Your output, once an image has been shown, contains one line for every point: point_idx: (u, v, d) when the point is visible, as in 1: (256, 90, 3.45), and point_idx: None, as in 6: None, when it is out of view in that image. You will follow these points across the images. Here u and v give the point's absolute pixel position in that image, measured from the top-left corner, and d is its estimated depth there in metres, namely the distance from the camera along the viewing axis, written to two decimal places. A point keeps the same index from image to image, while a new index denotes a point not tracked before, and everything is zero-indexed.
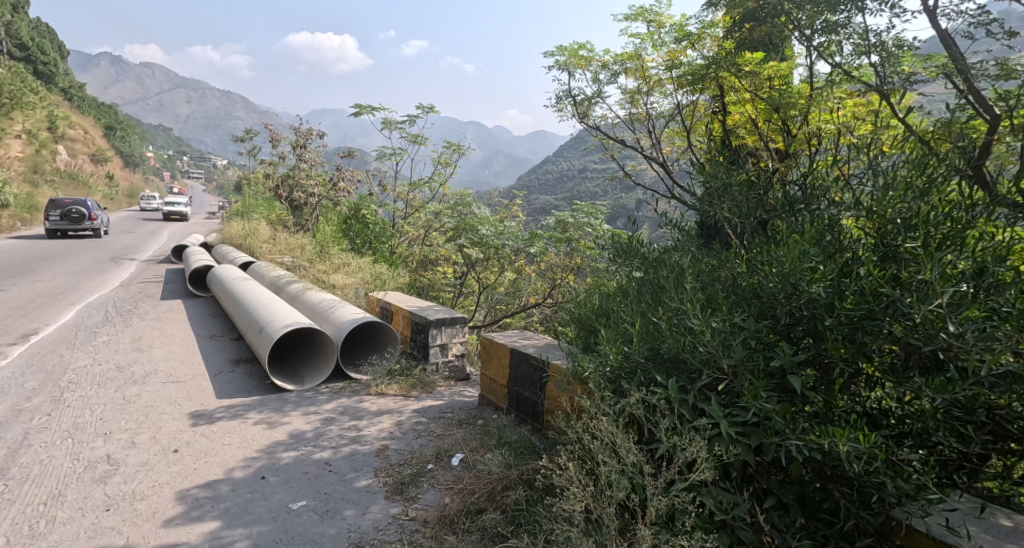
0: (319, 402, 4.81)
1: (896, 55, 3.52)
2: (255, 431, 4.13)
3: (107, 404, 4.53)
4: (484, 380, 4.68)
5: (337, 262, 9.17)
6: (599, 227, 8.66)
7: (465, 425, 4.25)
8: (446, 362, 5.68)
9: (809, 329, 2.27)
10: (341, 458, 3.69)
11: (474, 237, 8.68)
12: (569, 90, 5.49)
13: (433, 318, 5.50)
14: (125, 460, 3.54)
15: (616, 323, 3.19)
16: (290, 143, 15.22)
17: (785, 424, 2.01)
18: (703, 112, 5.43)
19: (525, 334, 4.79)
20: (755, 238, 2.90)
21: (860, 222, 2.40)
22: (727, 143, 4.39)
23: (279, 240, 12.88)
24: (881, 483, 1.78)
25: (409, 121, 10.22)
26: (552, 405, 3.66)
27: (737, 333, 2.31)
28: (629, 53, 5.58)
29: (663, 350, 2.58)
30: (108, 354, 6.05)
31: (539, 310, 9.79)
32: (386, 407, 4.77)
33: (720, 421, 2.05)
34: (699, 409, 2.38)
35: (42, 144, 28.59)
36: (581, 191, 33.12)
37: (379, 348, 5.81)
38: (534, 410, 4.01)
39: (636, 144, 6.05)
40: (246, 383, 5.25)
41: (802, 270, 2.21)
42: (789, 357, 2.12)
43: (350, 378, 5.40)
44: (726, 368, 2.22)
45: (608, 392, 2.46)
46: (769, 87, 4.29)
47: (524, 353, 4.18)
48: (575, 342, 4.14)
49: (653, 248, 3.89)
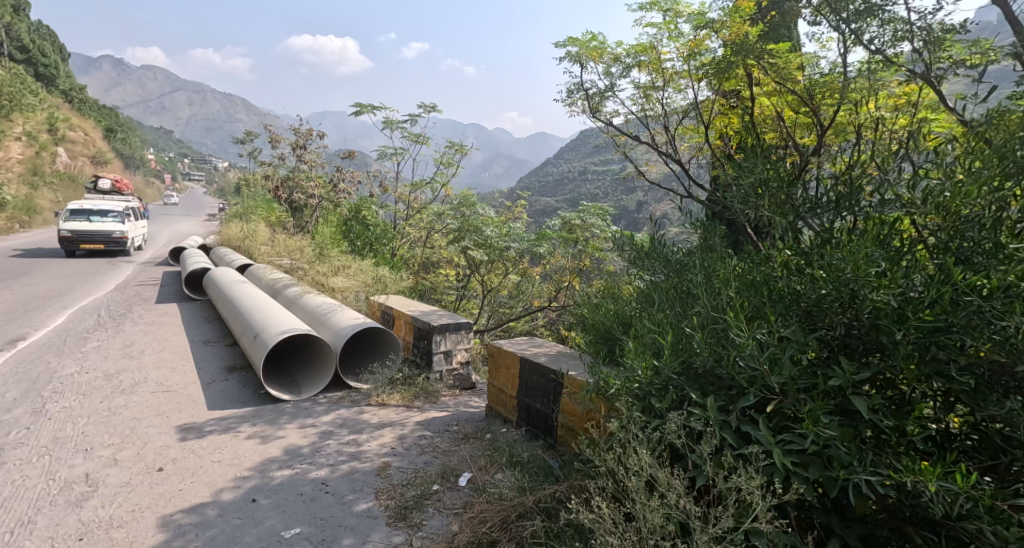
0: (317, 413, 4.53)
1: (940, 39, 3.27)
2: (248, 445, 3.85)
3: (91, 416, 4.25)
4: (491, 390, 4.41)
5: (337, 264, 8.91)
6: (607, 229, 8.40)
7: (473, 440, 3.98)
8: (450, 370, 5.42)
9: (870, 343, 2.01)
10: (339, 478, 3.41)
11: (478, 239, 8.35)
12: (581, 83, 5.21)
13: (437, 324, 5.24)
14: (106, 479, 3.26)
15: (640, 332, 2.93)
16: (289, 144, 14.92)
17: (851, 456, 1.77)
18: (721, 107, 5.18)
19: (535, 340, 4.53)
20: (794, 239, 2.63)
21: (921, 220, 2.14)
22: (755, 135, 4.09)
23: (278, 242, 12.57)
24: (978, 531, 1.53)
25: (410, 120, 9.97)
26: (570, 421, 3.41)
27: (789, 347, 2.07)
28: (644, 44, 5.32)
29: (702, 365, 2.33)
30: (97, 361, 5.77)
31: (544, 313, 9.56)
32: (388, 419, 4.49)
33: (775, 450, 1.81)
34: (743, 433, 2.13)
35: (42, 147, 28.14)
36: (583, 193, 32.97)
37: (379, 354, 5.54)
38: (546, 425, 3.75)
39: (649, 141, 5.72)
40: (240, 392, 4.98)
41: (866, 275, 1.96)
42: (851, 376, 1.88)
43: (350, 387, 5.14)
44: (776, 387, 1.98)
45: (639, 414, 2.21)
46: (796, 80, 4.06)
47: (534, 363, 3.93)
48: (591, 350, 3.87)
49: (679, 251, 3.59)
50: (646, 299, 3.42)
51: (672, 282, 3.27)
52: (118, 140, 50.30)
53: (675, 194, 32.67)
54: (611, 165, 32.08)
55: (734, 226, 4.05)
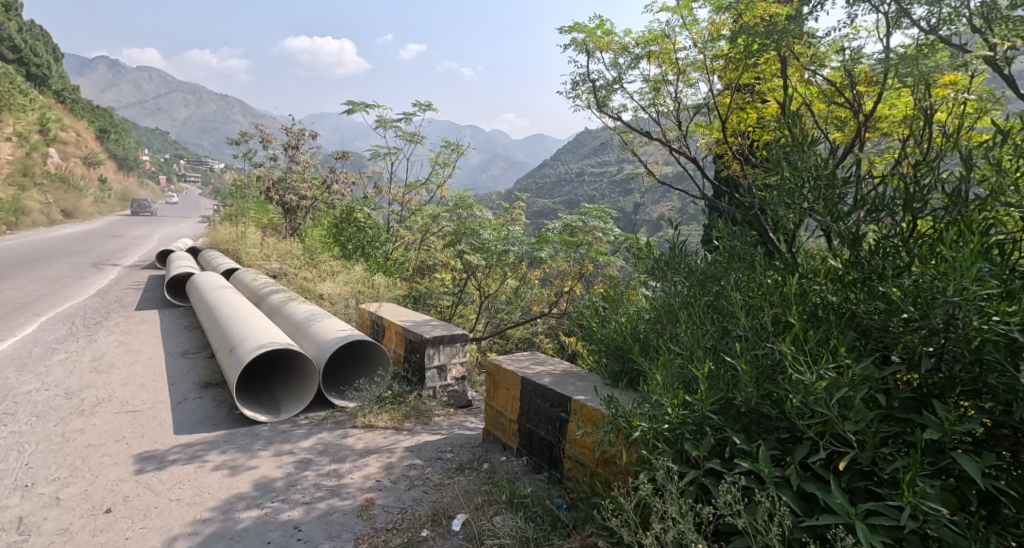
0: (295, 438, 4.09)
1: (1005, 14, 3.07)
2: (214, 478, 3.41)
3: (40, 443, 3.79)
4: (489, 412, 3.99)
5: (327, 269, 8.47)
6: (610, 232, 7.97)
7: (469, 470, 3.54)
8: (443, 386, 4.99)
9: (967, 384, 1.64)
10: (314, 521, 2.97)
11: (475, 242, 7.93)
12: (588, 74, 4.78)
13: (430, 336, 4.81)
14: (41, 526, 2.82)
15: (664, 356, 2.52)
16: (281, 144, 14.48)
17: (963, 536, 1.36)
18: (738, 101, 4.82)
19: (538, 356, 4.11)
20: (852, 248, 2.28)
21: (1014, 212, 1.95)
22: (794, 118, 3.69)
23: (267, 244, 12.09)
24: None
25: (404, 119, 9.58)
26: (580, 454, 3.00)
27: (863, 388, 1.66)
28: (655, 33, 4.91)
29: (746, 403, 1.94)
30: (60, 377, 5.29)
31: (543, 320, 9.11)
32: (375, 444, 4.05)
33: (862, 528, 1.41)
34: (806, 493, 1.73)
35: (33, 146, 27.58)
36: (581, 194, 32.46)
37: (366, 368, 5.11)
38: (551, 455, 3.34)
39: (660, 137, 5.27)
40: (212, 412, 4.52)
41: (974, 300, 1.53)
42: (951, 427, 1.48)
43: (334, 407, 4.70)
44: (852, 439, 1.58)
45: (675, 471, 1.80)
46: (806, 74, 3.90)
47: (537, 385, 3.52)
48: (602, 370, 3.49)
49: (701, 258, 3.17)
50: (667, 317, 3.01)
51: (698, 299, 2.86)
52: (112, 140, 49.62)
53: (675, 195, 32.28)
54: (609, 165, 31.69)
55: (765, 231, 3.63)
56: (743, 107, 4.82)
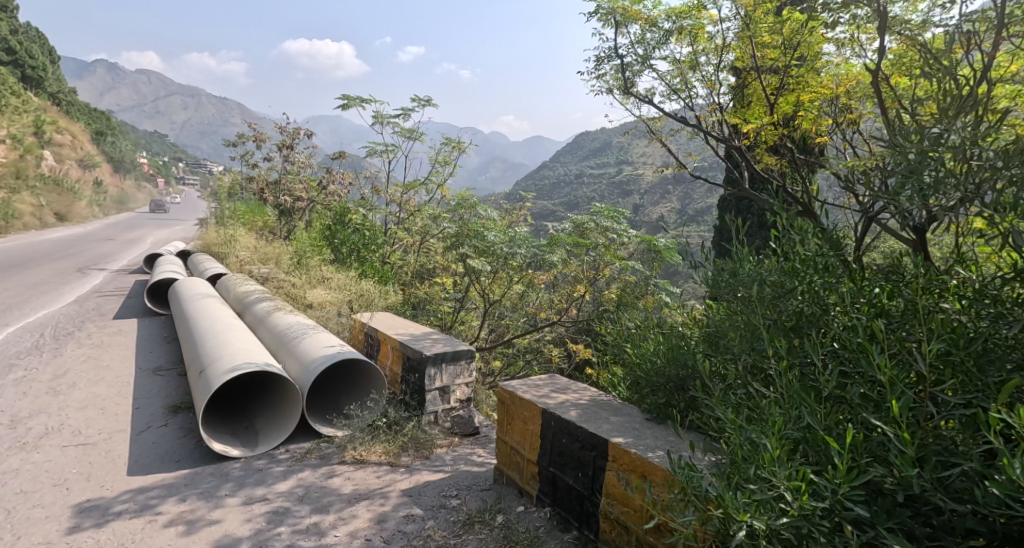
0: (271, 479, 3.44)
1: None
2: (165, 539, 2.77)
3: None
4: (501, 448, 3.37)
5: (319, 275, 7.82)
6: (625, 233, 7.37)
7: (480, 525, 2.90)
8: (446, 410, 4.35)
9: None
10: None
11: (479, 244, 7.30)
12: (617, 48, 4.11)
13: (431, 354, 4.18)
14: None
15: (758, 403, 1.91)
16: (276, 143, 13.82)
17: None
18: (789, 80, 4.30)
19: (558, 382, 3.50)
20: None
21: None
22: (877, 96, 3.14)
23: (258, 249, 11.42)
24: None
25: (403, 113, 8.91)
26: (626, 518, 2.40)
27: None
28: (689, 4, 4.27)
29: (906, 488, 1.32)
30: (8, 401, 4.62)
31: (553, 328, 8.45)
32: (366, 487, 3.41)
33: None
34: None
35: (27, 149, 26.91)
36: (581, 197, 31.80)
37: (358, 390, 4.48)
38: (582, 511, 2.71)
39: (695, 123, 4.61)
40: (177, 444, 3.86)
41: None
42: None
43: (320, 437, 4.06)
44: None
45: None
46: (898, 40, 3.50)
47: (561, 422, 2.89)
48: (656, 407, 2.90)
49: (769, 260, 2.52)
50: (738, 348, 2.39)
51: (788, 329, 2.24)
52: (108, 142, 48.95)
53: (678, 197, 31.66)
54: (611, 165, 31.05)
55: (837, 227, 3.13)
56: (790, 89, 4.33)
